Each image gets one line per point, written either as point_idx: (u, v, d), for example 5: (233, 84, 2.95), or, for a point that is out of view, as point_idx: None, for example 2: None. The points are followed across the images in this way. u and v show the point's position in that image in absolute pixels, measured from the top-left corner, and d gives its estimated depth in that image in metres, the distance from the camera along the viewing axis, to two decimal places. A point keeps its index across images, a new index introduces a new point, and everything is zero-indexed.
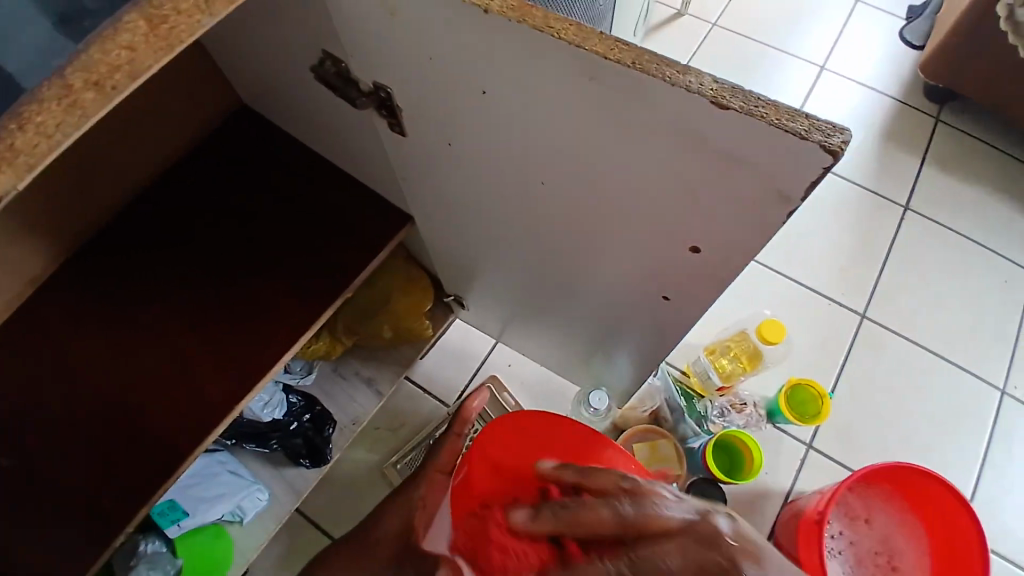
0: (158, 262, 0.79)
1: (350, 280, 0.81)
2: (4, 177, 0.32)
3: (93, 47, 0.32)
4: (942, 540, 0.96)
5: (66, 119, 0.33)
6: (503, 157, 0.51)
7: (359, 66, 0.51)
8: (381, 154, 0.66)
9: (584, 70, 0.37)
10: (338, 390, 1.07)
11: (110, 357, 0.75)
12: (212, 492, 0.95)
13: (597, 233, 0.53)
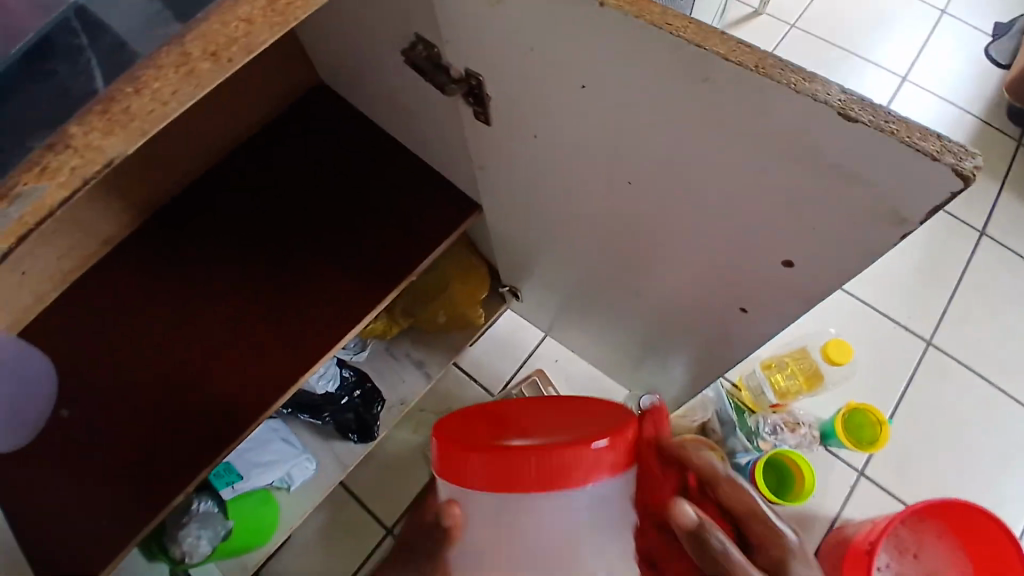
0: (232, 230, 0.81)
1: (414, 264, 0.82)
2: (114, 139, 0.32)
3: (214, 16, 0.33)
4: (982, 550, 0.93)
5: (183, 87, 0.33)
6: (590, 154, 0.50)
7: (451, 52, 0.51)
8: (459, 141, 0.66)
9: (699, 71, 0.36)
10: (389, 370, 1.09)
11: (182, 320, 0.78)
12: (264, 458, 0.98)
13: (680, 240, 0.52)
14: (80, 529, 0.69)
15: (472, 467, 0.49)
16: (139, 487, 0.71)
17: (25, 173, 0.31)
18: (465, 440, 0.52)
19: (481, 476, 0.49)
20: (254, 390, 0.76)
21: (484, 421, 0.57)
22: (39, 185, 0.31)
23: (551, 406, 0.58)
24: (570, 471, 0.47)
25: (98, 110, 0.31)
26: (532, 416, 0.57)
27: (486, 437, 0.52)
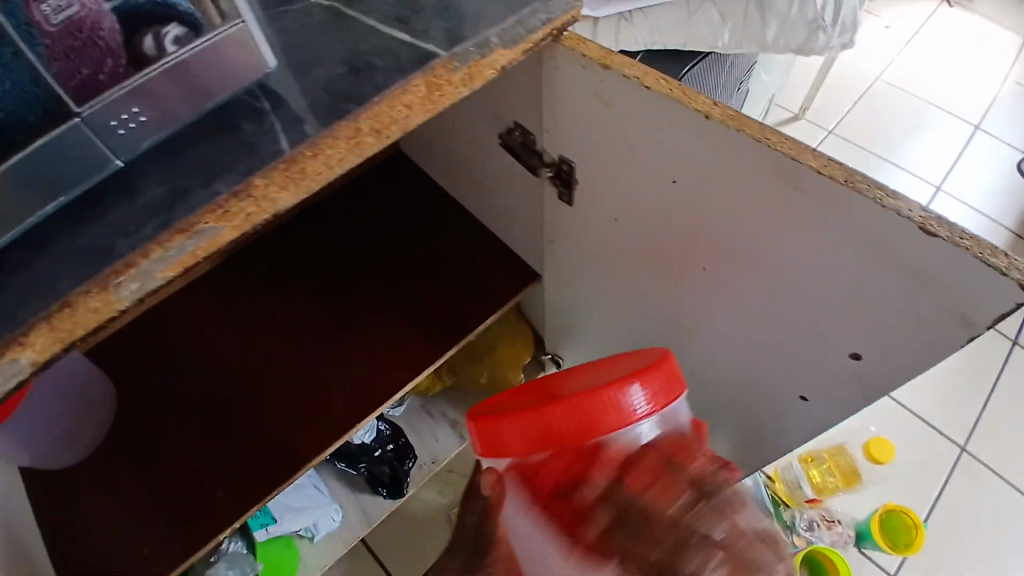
0: (303, 279, 0.87)
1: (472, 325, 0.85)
2: (286, 194, 0.37)
3: (385, 100, 0.38)
4: None
5: (348, 155, 0.38)
6: (667, 238, 0.54)
7: (550, 140, 0.57)
8: (534, 214, 0.72)
9: (790, 179, 0.41)
10: (423, 428, 1.11)
11: (249, 359, 0.82)
12: (299, 503, 0.98)
13: (745, 328, 0.55)
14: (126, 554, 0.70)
15: (507, 435, 0.48)
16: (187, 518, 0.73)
17: (210, 215, 0.35)
18: (495, 412, 0.51)
19: (523, 439, 0.47)
20: (306, 432, 0.78)
21: (504, 397, 0.56)
22: (217, 225, 0.35)
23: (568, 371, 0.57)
24: (604, 414, 0.46)
25: (281, 167, 0.36)
26: (555, 382, 0.55)
27: (512, 405, 0.51)
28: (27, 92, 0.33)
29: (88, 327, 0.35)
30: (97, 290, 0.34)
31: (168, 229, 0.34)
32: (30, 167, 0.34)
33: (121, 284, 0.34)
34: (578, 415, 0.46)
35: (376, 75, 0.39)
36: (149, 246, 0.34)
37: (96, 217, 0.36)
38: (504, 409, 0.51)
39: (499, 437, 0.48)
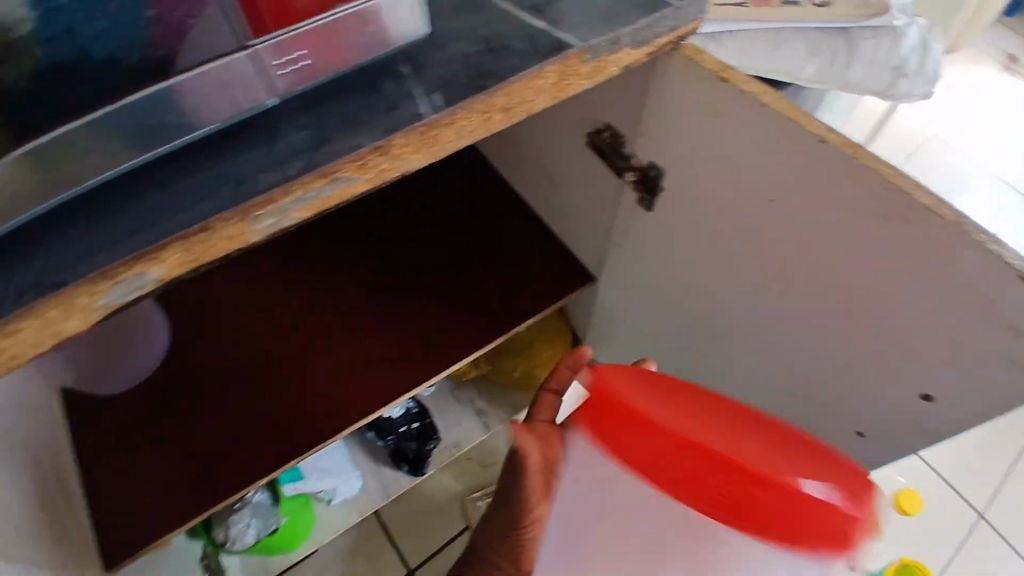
0: (362, 247, 0.88)
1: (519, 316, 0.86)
2: (416, 156, 0.39)
3: (519, 81, 0.40)
4: None
5: (477, 128, 0.40)
6: (745, 255, 0.55)
7: (643, 144, 0.59)
8: (604, 217, 0.73)
9: (893, 211, 0.41)
10: (449, 412, 1.13)
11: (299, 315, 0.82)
12: (325, 464, 1.01)
13: (807, 357, 0.55)
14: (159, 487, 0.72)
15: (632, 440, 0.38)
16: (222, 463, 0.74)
17: (349, 164, 0.36)
18: (635, 398, 0.40)
19: (657, 458, 0.36)
20: (343, 397, 0.78)
21: (643, 377, 0.44)
22: (354, 175, 0.36)
23: (734, 425, 0.40)
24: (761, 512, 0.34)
25: (419, 131, 0.37)
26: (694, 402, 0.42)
27: (657, 405, 0.40)
28: (153, 27, 0.32)
29: (216, 253, 0.34)
30: (237, 220, 0.33)
31: (312, 171, 0.35)
32: (186, 94, 0.33)
33: (259, 217, 0.34)
34: (752, 494, 0.34)
35: (511, 56, 0.41)
36: (291, 186, 0.34)
37: (238, 150, 0.36)
38: (653, 403, 0.39)
39: (640, 435, 0.37)
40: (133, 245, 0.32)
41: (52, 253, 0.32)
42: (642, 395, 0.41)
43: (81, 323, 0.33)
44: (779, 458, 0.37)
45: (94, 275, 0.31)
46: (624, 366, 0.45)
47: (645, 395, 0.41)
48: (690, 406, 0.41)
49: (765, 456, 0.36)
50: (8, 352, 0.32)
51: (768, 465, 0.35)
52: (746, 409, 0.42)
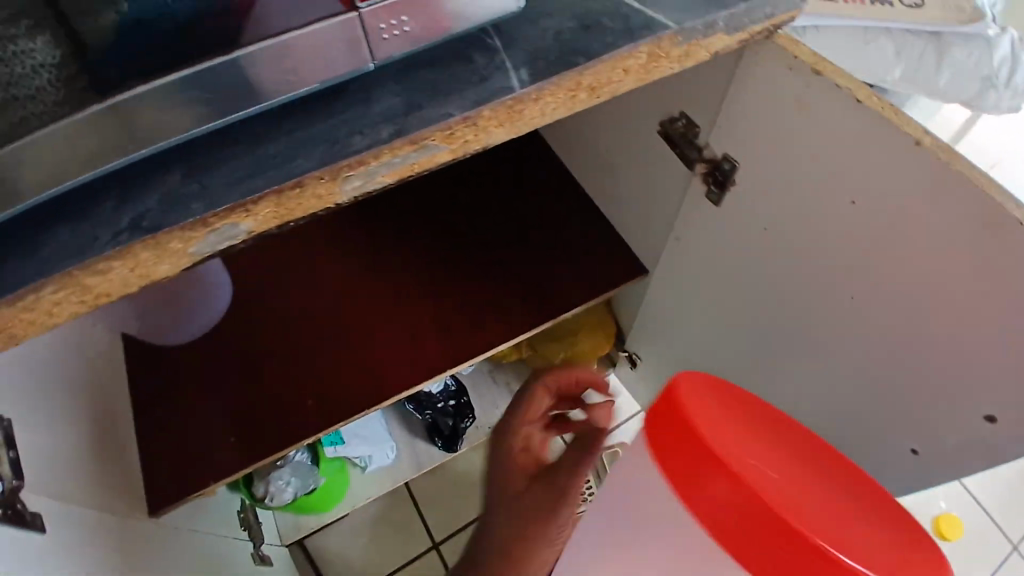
0: (416, 220, 0.87)
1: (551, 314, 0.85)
2: (500, 130, 0.39)
3: (611, 61, 0.40)
4: None
5: (562, 106, 0.40)
6: (814, 254, 0.54)
7: (718, 135, 0.59)
8: (666, 208, 0.72)
9: (983, 217, 0.40)
10: (486, 392, 1.14)
11: (353, 281, 0.83)
12: (364, 431, 1.02)
13: (868, 366, 0.54)
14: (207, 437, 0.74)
15: (703, 497, 0.38)
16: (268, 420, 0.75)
17: (439, 133, 0.36)
18: (712, 434, 0.39)
19: (719, 516, 0.38)
20: (386, 369, 0.78)
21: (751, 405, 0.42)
22: (440, 145, 0.37)
23: (844, 460, 0.41)
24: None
25: (508, 105, 0.37)
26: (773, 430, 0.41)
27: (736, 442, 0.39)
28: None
29: (302, 211, 0.35)
30: (327, 179, 0.34)
31: (402, 138, 0.35)
32: (288, 52, 0.33)
33: (348, 178, 0.35)
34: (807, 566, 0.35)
35: (605, 35, 0.41)
36: (383, 150, 0.35)
37: (331, 111, 0.36)
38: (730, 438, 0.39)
39: (698, 485, 0.38)
40: (227, 195, 0.32)
41: (147, 197, 0.33)
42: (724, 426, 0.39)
43: (168, 272, 0.34)
44: (850, 521, 0.37)
45: (188, 222, 0.32)
46: (729, 389, 0.43)
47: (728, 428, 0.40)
48: (785, 447, 0.40)
49: (827, 528, 0.35)
50: (96, 290, 0.32)
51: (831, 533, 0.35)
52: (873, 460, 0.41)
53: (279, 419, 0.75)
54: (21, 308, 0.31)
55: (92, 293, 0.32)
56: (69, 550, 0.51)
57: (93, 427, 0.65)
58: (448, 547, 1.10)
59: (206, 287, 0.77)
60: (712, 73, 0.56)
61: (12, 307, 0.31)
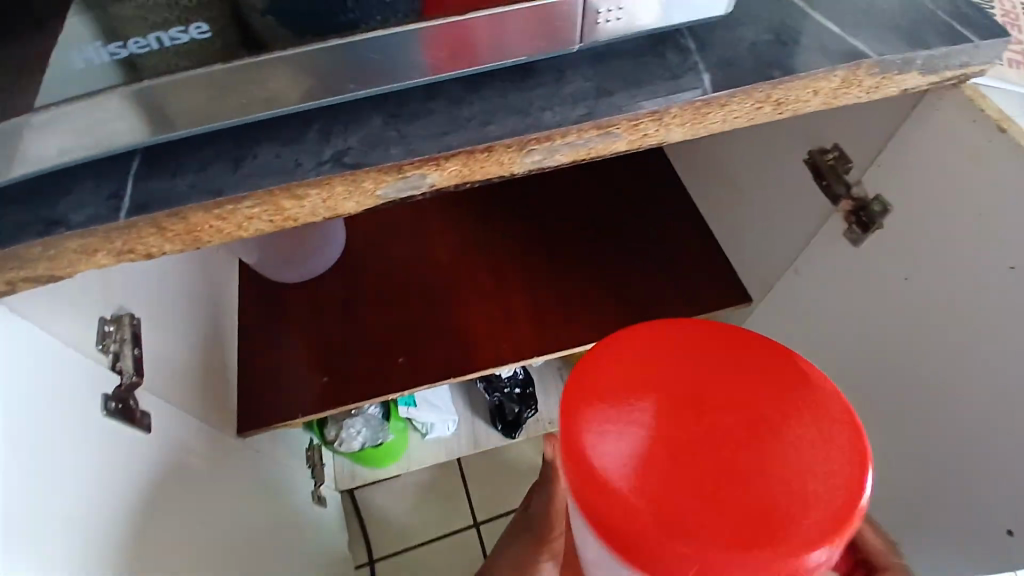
0: (528, 208, 0.89)
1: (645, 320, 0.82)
2: (680, 130, 0.39)
3: (804, 79, 0.39)
4: None
5: (744, 116, 0.40)
6: (957, 313, 0.51)
7: (876, 173, 0.56)
8: (793, 239, 0.70)
9: None
10: (552, 388, 1.14)
11: (457, 254, 0.85)
12: (432, 398, 1.04)
13: (985, 444, 0.50)
14: (299, 372, 0.77)
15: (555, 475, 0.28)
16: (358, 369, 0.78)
17: (624, 123, 0.36)
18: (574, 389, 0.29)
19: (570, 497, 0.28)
20: (477, 343, 0.80)
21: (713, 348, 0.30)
22: (623, 133, 0.37)
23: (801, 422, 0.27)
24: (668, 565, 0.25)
25: (696, 106, 0.37)
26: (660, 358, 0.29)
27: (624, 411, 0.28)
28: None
29: (484, 175, 0.36)
30: (515, 148, 0.35)
31: (590, 120, 0.36)
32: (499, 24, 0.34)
33: (530, 152, 0.36)
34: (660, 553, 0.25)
35: (801, 53, 0.40)
36: (571, 129, 0.35)
37: (524, 85, 0.37)
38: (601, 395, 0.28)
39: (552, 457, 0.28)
40: (423, 149, 0.34)
41: (347, 138, 0.35)
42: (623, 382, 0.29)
43: (352, 210, 0.36)
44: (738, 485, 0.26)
45: (388, 165, 0.34)
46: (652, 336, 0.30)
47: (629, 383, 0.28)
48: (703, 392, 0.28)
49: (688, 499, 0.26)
50: (288, 213, 0.34)
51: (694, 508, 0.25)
52: (852, 425, 0.27)
53: (367, 370, 0.77)
54: (219, 215, 0.33)
55: (282, 215, 0.34)
56: (167, 447, 0.55)
57: (207, 340, 0.70)
58: (487, 529, 1.11)
59: (320, 238, 0.81)
60: (880, 109, 0.54)
61: (214, 211, 0.33)
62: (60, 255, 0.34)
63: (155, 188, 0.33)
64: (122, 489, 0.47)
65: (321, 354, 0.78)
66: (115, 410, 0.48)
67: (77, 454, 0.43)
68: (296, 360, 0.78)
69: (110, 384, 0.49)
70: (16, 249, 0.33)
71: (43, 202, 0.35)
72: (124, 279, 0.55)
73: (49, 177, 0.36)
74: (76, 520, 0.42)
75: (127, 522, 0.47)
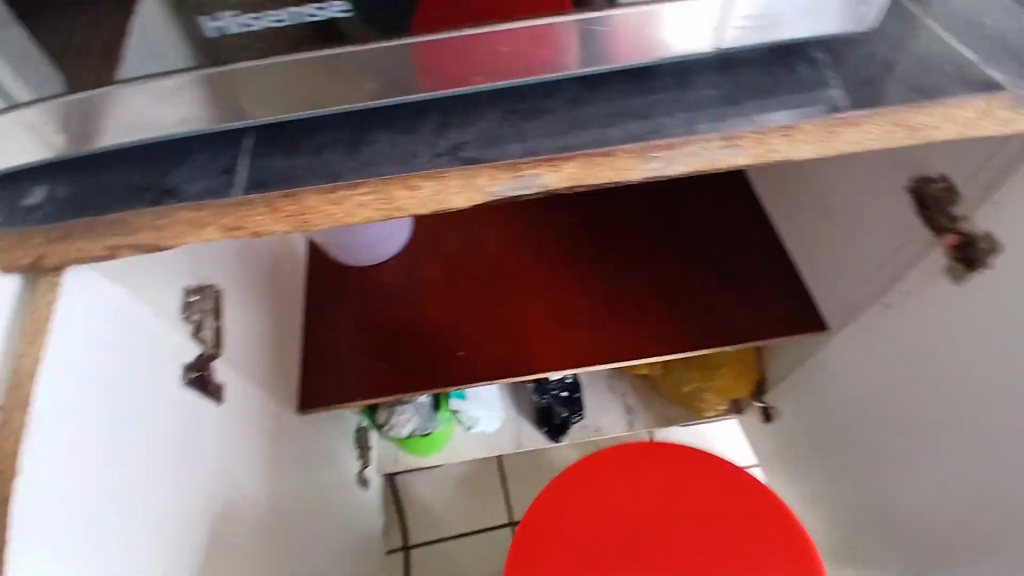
0: (601, 216, 0.87)
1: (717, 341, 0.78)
2: (808, 147, 0.36)
3: (948, 102, 0.36)
4: None
5: (877, 138, 0.36)
6: None
7: (987, 210, 0.53)
8: (884, 269, 0.67)
9: None
10: (600, 395, 1.12)
11: (523, 253, 0.84)
12: (480, 392, 1.03)
13: None
14: (360, 356, 0.77)
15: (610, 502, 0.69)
16: (418, 359, 0.77)
17: (751, 135, 0.34)
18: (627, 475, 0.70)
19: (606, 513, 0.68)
20: (540, 345, 0.78)
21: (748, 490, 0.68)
22: (748, 146, 0.35)
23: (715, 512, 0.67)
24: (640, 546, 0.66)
25: (829, 123, 0.35)
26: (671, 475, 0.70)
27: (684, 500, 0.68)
28: None
29: (600, 180, 0.34)
30: (635, 154, 0.33)
31: (716, 129, 0.35)
32: (629, 25, 0.33)
33: (651, 159, 0.34)
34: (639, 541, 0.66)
35: (942, 76, 0.37)
36: (695, 138, 0.34)
37: (644, 89, 0.36)
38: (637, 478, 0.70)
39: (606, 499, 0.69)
40: (542, 148, 0.33)
41: (462, 131, 0.34)
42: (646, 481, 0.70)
43: (461, 205, 0.34)
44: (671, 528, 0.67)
45: (505, 162, 0.33)
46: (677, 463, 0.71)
47: (691, 476, 0.69)
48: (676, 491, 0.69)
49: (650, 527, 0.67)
50: (399, 203, 0.33)
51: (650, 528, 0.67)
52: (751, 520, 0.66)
53: (428, 361, 0.77)
54: (331, 200, 0.33)
55: (392, 205, 0.33)
56: (235, 420, 0.56)
57: (277, 317, 0.70)
58: None
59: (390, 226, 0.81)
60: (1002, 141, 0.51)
61: (329, 194, 0.32)
62: (167, 225, 0.33)
63: (270, 167, 0.34)
64: (194, 460, 0.48)
65: (383, 340, 0.78)
66: (195, 379, 0.49)
67: (156, 422, 0.44)
68: (358, 343, 0.78)
69: (190, 353, 0.50)
70: (126, 213, 0.33)
71: (154, 171, 0.35)
72: (211, 251, 0.56)
73: (163, 146, 0.36)
74: (152, 489, 0.42)
75: (196, 495, 0.47)
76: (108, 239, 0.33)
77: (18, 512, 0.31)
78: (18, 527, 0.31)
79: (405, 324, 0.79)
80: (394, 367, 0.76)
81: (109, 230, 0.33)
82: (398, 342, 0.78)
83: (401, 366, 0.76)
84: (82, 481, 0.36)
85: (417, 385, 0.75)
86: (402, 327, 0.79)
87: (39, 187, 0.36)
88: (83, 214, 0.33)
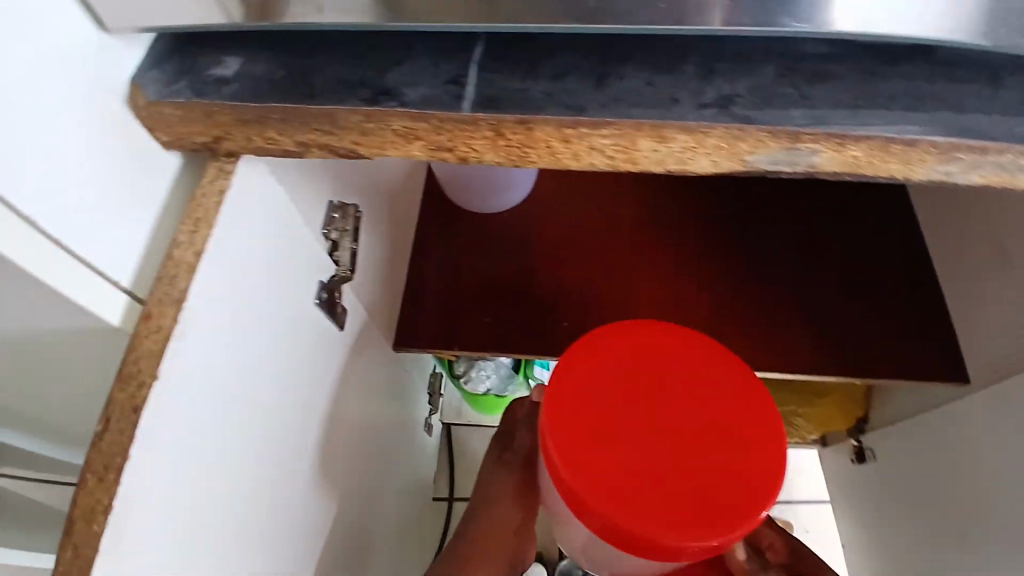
0: (738, 207, 0.80)
1: (839, 366, 0.72)
2: None
3: None
4: None
5: None
6: None
7: None
8: None
9: None
10: None
11: (647, 229, 0.78)
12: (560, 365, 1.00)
13: None
14: (460, 303, 0.74)
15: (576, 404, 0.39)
16: (518, 318, 0.73)
17: None
18: (605, 352, 0.40)
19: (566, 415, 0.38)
20: None
21: (733, 470, 0.37)
22: None
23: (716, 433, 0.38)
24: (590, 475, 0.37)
25: None
26: (667, 367, 0.40)
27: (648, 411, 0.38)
28: None
29: (878, 172, 0.30)
30: (933, 154, 0.29)
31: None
32: None
33: (945, 160, 0.29)
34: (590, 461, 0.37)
35: None
36: (1013, 148, 0.28)
37: (943, 78, 0.30)
38: (615, 358, 0.40)
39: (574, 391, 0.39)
40: (837, 122, 0.28)
41: (726, 85, 0.28)
42: (636, 365, 0.40)
43: (704, 168, 0.29)
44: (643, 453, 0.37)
45: (786, 130, 0.27)
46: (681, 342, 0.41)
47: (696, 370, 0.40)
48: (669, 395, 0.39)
49: (610, 438, 0.38)
50: (636, 155, 0.29)
51: (619, 437, 0.38)
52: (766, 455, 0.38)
53: (530, 321, 0.73)
54: (565, 136, 0.28)
55: (626, 155, 0.29)
56: (344, 348, 0.52)
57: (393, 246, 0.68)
58: None
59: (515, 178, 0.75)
60: None
61: (565, 130, 0.28)
62: (376, 131, 0.29)
63: (501, 85, 0.29)
64: (309, 383, 0.45)
65: (487, 291, 0.74)
66: (324, 301, 0.46)
67: (284, 339, 0.40)
68: (461, 286, 0.75)
69: (326, 272, 0.47)
70: (336, 110, 0.29)
71: (361, 64, 0.30)
72: (354, 168, 0.52)
73: (373, 39, 0.31)
74: (268, 409, 0.38)
75: (303, 421, 0.44)
76: (305, 133, 0.30)
77: (144, 420, 0.28)
78: (139, 435, 0.28)
79: (510, 280, 0.75)
80: (494, 321, 0.73)
81: (307, 123, 0.30)
82: (502, 297, 0.74)
83: (502, 322, 0.73)
84: (212, 394, 0.32)
85: (517, 345, 0.72)
86: (506, 283, 0.75)
87: (232, 58, 0.32)
88: (286, 102, 0.30)
